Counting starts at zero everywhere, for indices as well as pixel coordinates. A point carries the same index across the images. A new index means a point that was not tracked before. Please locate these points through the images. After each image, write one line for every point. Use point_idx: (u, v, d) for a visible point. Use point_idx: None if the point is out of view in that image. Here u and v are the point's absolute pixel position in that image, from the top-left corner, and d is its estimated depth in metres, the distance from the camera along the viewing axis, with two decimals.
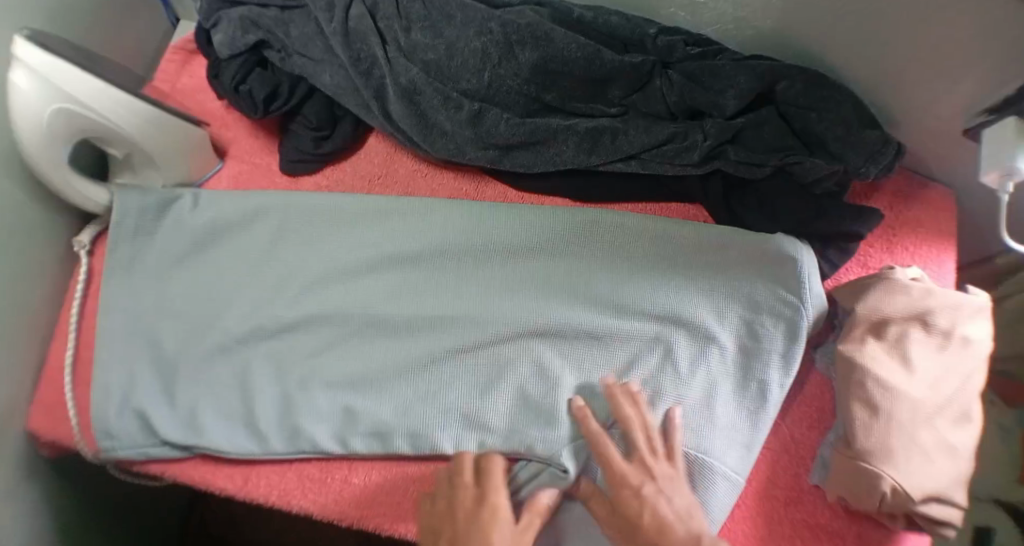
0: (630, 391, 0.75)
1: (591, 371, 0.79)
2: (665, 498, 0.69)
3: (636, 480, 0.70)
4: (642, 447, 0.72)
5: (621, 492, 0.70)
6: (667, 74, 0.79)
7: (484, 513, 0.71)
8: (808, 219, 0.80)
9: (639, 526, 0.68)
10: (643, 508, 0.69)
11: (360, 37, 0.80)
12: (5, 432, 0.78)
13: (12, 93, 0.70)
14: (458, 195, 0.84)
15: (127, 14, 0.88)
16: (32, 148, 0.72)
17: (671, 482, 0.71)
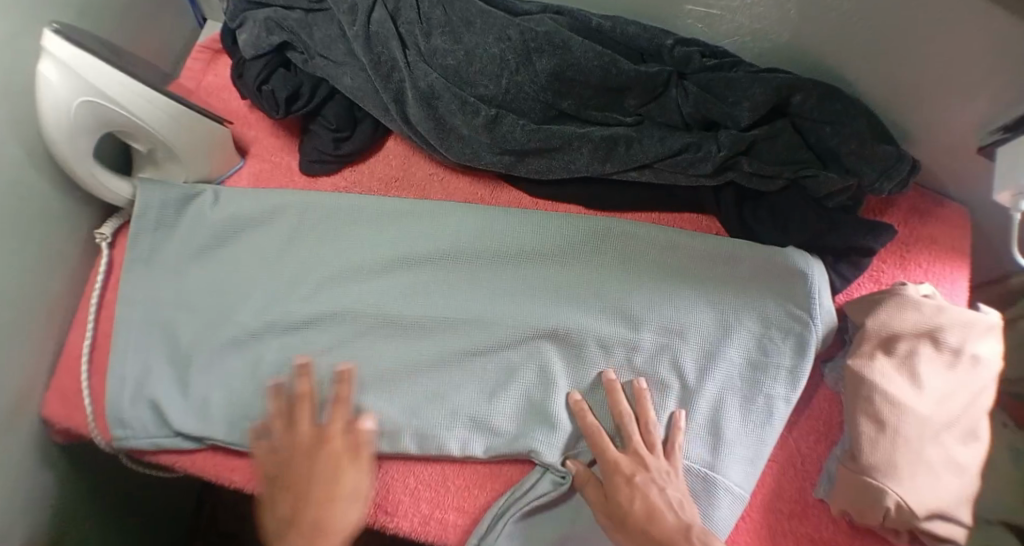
0: (637, 387, 0.79)
1: (586, 370, 0.81)
2: (656, 487, 0.73)
3: (629, 469, 0.74)
4: (635, 439, 0.76)
5: (614, 479, 0.74)
6: (683, 85, 0.80)
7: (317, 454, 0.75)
8: (821, 232, 0.82)
9: (630, 510, 0.72)
10: (634, 495, 0.73)
11: (381, 40, 0.78)
12: (21, 416, 0.80)
13: (42, 84, 0.71)
14: (473, 199, 0.85)
15: (154, 13, 0.89)
16: (59, 140, 0.73)
17: (664, 475, 0.75)
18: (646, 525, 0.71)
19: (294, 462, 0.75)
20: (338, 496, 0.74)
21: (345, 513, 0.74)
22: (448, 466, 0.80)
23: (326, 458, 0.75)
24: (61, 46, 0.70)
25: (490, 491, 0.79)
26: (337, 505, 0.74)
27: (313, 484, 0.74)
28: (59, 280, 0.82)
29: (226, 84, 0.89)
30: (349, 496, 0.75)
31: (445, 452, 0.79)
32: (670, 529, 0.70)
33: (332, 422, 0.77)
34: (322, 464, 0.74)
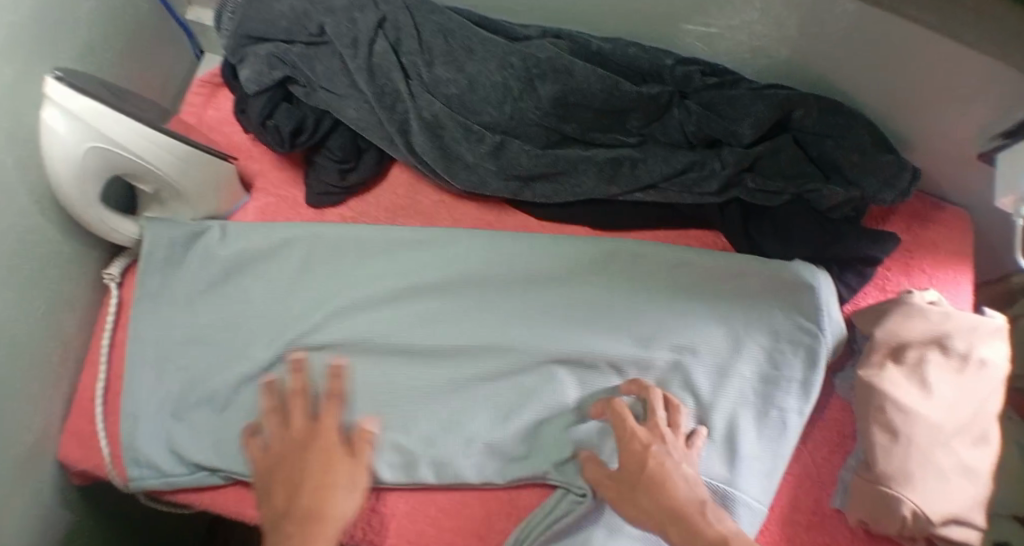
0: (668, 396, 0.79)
1: (594, 387, 0.81)
2: (670, 459, 0.73)
3: (647, 438, 0.74)
4: (658, 412, 0.76)
5: (631, 444, 0.73)
6: (685, 104, 0.81)
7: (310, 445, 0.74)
8: (827, 244, 0.83)
9: (643, 475, 0.71)
10: (650, 462, 0.72)
11: (384, 72, 0.78)
12: (36, 459, 0.79)
13: (47, 133, 0.70)
14: (481, 224, 0.86)
15: (153, 50, 0.89)
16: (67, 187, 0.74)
17: (677, 449, 0.75)
18: (658, 493, 0.70)
19: (290, 455, 0.74)
20: (331, 483, 0.72)
21: (338, 498, 0.72)
22: (468, 493, 0.80)
23: (321, 446, 0.74)
24: (62, 94, 0.69)
25: (510, 518, 0.79)
26: (327, 491, 0.72)
27: (306, 472, 0.72)
28: (69, 322, 0.82)
29: (229, 118, 0.89)
30: (338, 482, 0.73)
31: (466, 480, 0.79)
32: (683, 495, 0.69)
33: (298, 410, 0.76)
34: (312, 455, 0.73)
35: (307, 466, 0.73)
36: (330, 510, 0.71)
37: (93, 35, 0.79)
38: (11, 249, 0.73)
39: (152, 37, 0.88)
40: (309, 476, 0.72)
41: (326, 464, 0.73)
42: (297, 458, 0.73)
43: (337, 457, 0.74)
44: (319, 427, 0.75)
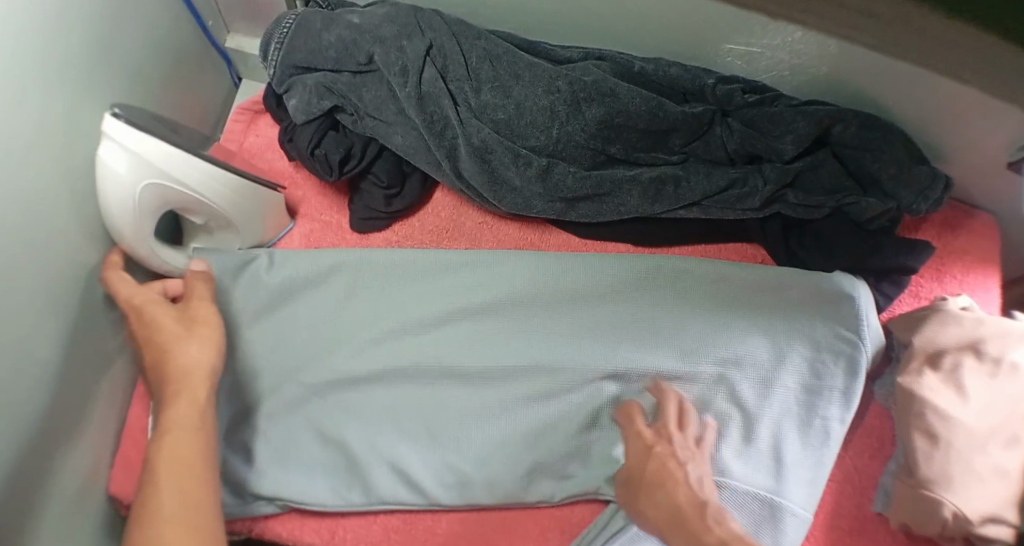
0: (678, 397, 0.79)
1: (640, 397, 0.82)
2: (676, 459, 0.74)
3: (652, 440, 0.76)
4: (667, 416, 0.77)
5: (640, 446, 0.76)
6: (726, 122, 0.82)
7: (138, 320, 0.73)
8: (865, 256, 0.84)
9: (646, 477, 0.73)
10: (654, 462, 0.74)
11: (433, 99, 0.78)
12: (90, 494, 0.79)
13: (106, 171, 0.70)
14: (525, 245, 0.87)
15: (195, 79, 0.89)
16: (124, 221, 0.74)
17: (684, 450, 0.75)
18: (657, 492, 0.71)
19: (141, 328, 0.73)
20: (191, 328, 0.73)
21: (194, 348, 0.72)
22: (522, 512, 0.81)
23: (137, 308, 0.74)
24: (128, 134, 0.70)
25: (564, 535, 0.80)
26: (172, 341, 0.72)
27: (147, 340, 0.72)
28: (119, 355, 0.82)
29: (271, 145, 0.89)
30: (183, 331, 0.73)
31: (522, 499, 0.80)
32: (682, 495, 0.70)
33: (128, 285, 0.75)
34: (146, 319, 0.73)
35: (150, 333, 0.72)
36: (172, 365, 0.71)
37: (137, 67, 0.78)
38: (63, 288, 0.73)
39: (191, 66, 0.88)
40: (156, 342, 0.72)
41: (183, 328, 0.73)
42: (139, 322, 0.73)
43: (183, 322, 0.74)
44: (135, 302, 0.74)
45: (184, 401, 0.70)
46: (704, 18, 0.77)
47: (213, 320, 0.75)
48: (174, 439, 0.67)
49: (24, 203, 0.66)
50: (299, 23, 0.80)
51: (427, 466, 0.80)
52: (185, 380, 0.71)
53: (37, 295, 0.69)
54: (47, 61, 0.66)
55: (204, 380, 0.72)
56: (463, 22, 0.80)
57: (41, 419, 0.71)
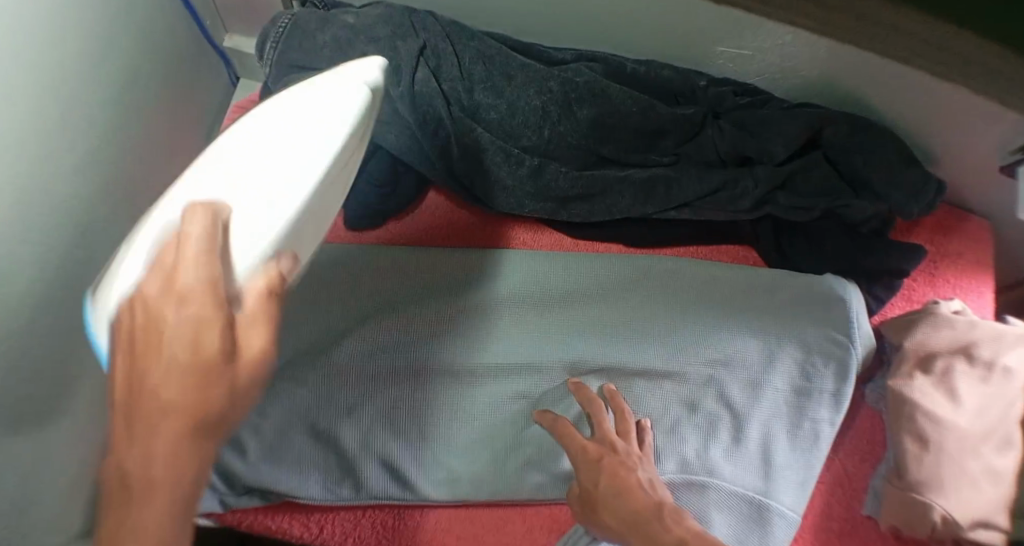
0: (611, 390, 0.80)
1: (630, 393, 0.83)
2: (625, 467, 0.72)
3: (596, 453, 0.73)
4: (605, 427, 0.75)
5: (586, 464, 0.73)
6: (718, 124, 0.82)
7: (171, 316, 0.48)
8: (857, 258, 0.85)
9: (596, 491, 0.70)
10: (602, 473, 0.71)
11: (427, 99, 0.79)
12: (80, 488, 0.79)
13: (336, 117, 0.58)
14: (517, 244, 0.88)
15: (193, 77, 0.90)
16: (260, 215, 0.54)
17: (630, 456, 0.74)
18: (616, 500, 0.68)
19: (170, 326, 0.48)
20: (209, 372, 0.49)
21: (209, 395, 0.49)
22: (511, 510, 0.81)
23: (174, 300, 0.49)
24: (343, 105, 0.59)
25: (552, 533, 0.80)
26: (191, 385, 0.49)
27: (157, 360, 0.48)
28: None
29: None
30: (197, 371, 0.49)
31: (512, 495, 0.80)
32: (641, 499, 0.67)
33: (188, 263, 0.49)
34: (178, 331, 0.48)
35: (177, 355, 0.48)
36: (177, 412, 0.49)
37: (131, 64, 0.78)
38: None
39: (187, 64, 0.89)
40: (180, 366, 0.48)
41: (198, 365, 0.49)
42: (165, 330, 0.48)
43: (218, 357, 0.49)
44: (181, 282, 0.49)
45: (166, 458, 0.49)
46: (691, 21, 0.78)
47: (264, 366, 0.52)
48: (144, 503, 0.48)
49: (26, 198, 0.66)
50: (294, 24, 0.80)
51: (419, 464, 0.81)
52: (180, 436, 0.49)
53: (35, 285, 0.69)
54: (44, 57, 0.66)
55: (204, 432, 0.50)
56: (457, 24, 0.81)
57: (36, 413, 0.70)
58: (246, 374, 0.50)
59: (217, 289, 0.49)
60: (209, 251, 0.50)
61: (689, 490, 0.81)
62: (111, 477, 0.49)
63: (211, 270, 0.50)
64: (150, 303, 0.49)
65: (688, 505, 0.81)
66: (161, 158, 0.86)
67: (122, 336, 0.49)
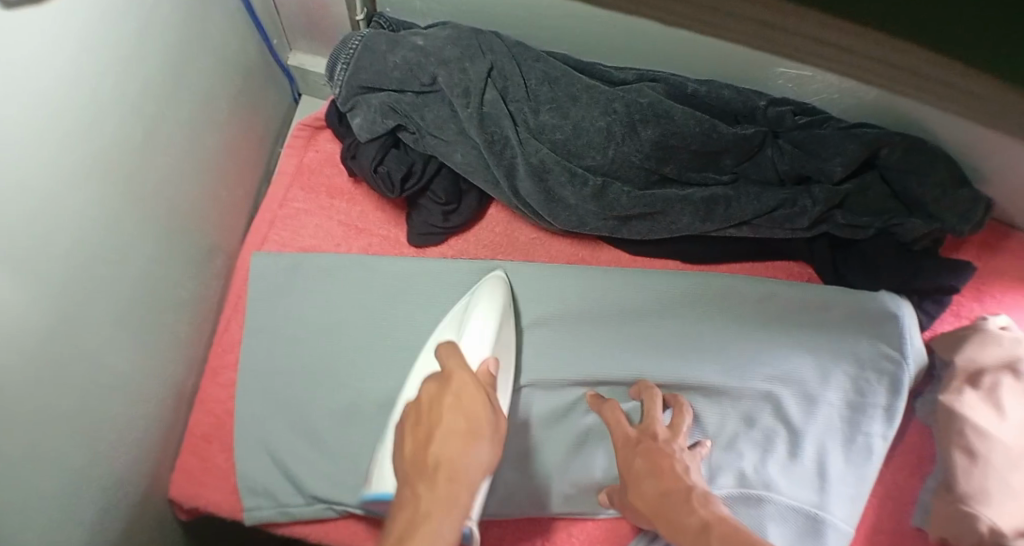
0: (677, 398, 0.82)
1: (696, 402, 0.85)
2: (669, 453, 0.73)
3: (638, 440, 0.76)
4: (656, 419, 0.77)
5: (627, 449, 0.76)
6: (777, 144, 0.84)
7: (447, 397, 0.61)
8: (909, 278, 0.86)
9: (632, 470, 0.73)
10: (642, 455, 0.74)
11: (494, 120, 0.81)
12: (152, 500, 0.80)
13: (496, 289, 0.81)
14: (576, 259, 0.89)
15: (260, 94, 0.91)
16: (475, 344, 0.75)
17: (671, 445, 0.75)
18: (649, 480, 0.71)
19: (438, 402, 0.61)
20: (475, 433, 0.59)
21: (478, 453, 0.59)
22: (573, 525, 0.83)
23: (452, 393, 0.61)
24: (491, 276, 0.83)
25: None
26: (461, 446, 0.59)
27: (443, 427, 0.59)
28: (181, 365, 0.83)
29: (329, 161, 0.92)
30: (467, 433, 0.59)
31: (571, 510, 0.83)
32: (678, 482, 0.69)
33: (447, 361, 0.64)
34: (454, 405, 0.61)
35: (443, 423, 0.59)
36: (437, 450, 0.59)
37: (202, 82, 0.79)
38: (139, 302, 0.74)
39: (254, 82, 0.90)
40: (442, 428, 0.59)
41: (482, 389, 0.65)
42: (436, 410, 0.61)
43: (472, 425, 0.59)
44: (453, 376, 0.62)
45: (437, 505, 0.57)
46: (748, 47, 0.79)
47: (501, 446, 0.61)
48: (426, 528, 0.56)
49: (105, 211, 0.67)
50: (365, 45, 0.82)
51: None
52: (455, 480, 0.58)
53: (113, 303, 0.70)
54: (128, 72, 0.67)
55: (470, 486, 0.58)
56: (522, 44, 0.83)
57: (113, 428, 0.72)
58: (492, 444, 0.60)
59: (472, 376, 0.63)
60: (461, 365, 0.64)
61: (744, 502, 0.83)
62: (401, 513, 0.58)
63: (469, 374, 0.63)
64: (422, 394, 0.63)
65: (745, 518, 0.83)
66: (226, 172, 0.86)
67: (411, 419, 0.62)
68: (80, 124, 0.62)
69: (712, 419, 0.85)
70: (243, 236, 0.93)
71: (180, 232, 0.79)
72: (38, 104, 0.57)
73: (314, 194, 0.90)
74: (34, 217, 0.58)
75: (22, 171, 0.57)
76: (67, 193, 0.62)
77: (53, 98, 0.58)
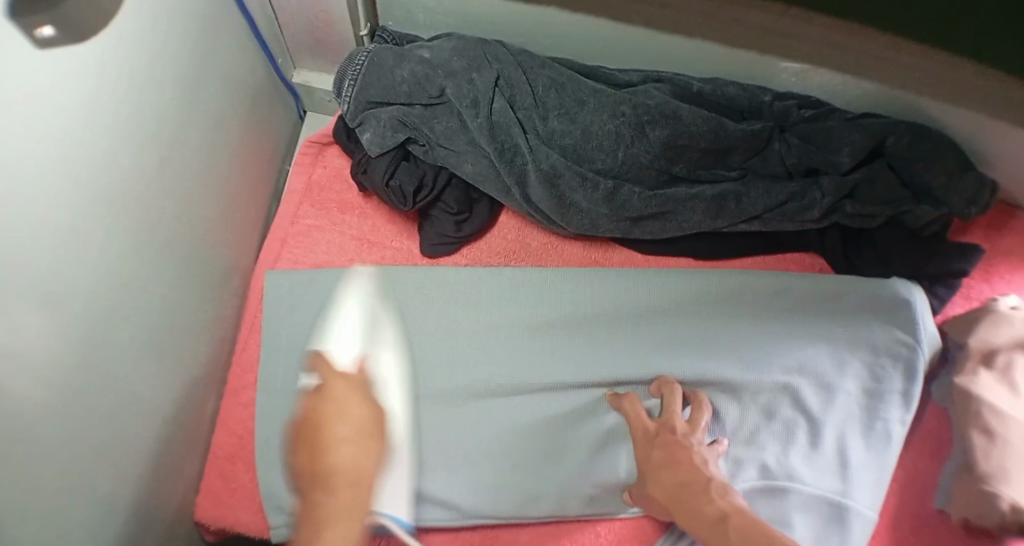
0: (697, 394, 0.82)
1: (715, 398, 0.85)
2: (688, 445, 0.76)
3: (655, 434, 0.77)
4: (675, 413, 0.78)
5: (646, 444, 0.77)
6: (785, 138, 0.85)
7: (333, 404, 0.54)
8: (920, 265, 0.87)
9: (651, 461, 0.75)
10: (660, 448, 0.76)
11: (504, 129, 0.82)
12: (179, 522, 0.80)
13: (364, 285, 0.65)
14: (589, 262, 0.90)
15: (266, 112, 0.92)
16: (342, 338, 0.60)
17: (688, 438, 0.77)
18: (669, 471, 0.73)
19: (313, 412, 0.53)
20: (373, 433, 0.54)
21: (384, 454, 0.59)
22: (600, 525, 0.82)
23: (334, 399, 0.54)
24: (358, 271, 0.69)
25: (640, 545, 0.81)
26: (358, 449, 0.53)
27: (336, 432, 0.53)
28: (203, 386, 0.83)
29: (337, 176, 0.92)
30: (364, 434, 0.54)
31: (598, 510, 0.82)
32: (696, 474, 0.72)
33: (326, 373, 0.55)
34: (348, 411, 0.54)
35: (336, 427, 0.53)
36: (342, 449, 0.53)
37: (213, 104, 0.79)
38: (162, 326, 0.74)
39: (261, 101, 0.90)
40: (335, 434, 0.53)
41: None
42: (325, 421, 0.53)
43: (365, 424, 0.54)
44: (337, 380, 0.55)
45: (345, 503, 0.53)
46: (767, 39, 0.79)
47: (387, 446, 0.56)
48: (335, 528, 0.52)
49: (129, 238, 0.67)
50: (371, 60, 0.82)
51: (503, 483, 0.82)
52: (361, 485, 0.53)
53: (139, 328, 0.70)
54: (148, 99, 0.68)
55: (368, 488, 0.54)
56: (527, 52, 0.83)
57: (141, 452, 0.72)
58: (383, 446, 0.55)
59: (350, 375, 0.56)
60: (343, 375, 0.56)
61: (769, 495, 0.83)
62: (307, 526, 0.53)
63: (344, 376, 0.56)
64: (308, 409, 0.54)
65: (769, 511, 0.83)
66: (237, 192, 0.87)
67: (292, 445, 0.54)
68: (104, 154, 0.63)
69: (732, 415, 0.85)
70: (256, 256, 0.94)
71: (197, 254, 0.79)
72: (67, 138, 0.58)
73: (324, 210, 0.91)
74: (64, 246, 0.59)
75: (51, 207, 0.57)
76: (89, 227, 0.62)
77: (79, 131, 0.59)
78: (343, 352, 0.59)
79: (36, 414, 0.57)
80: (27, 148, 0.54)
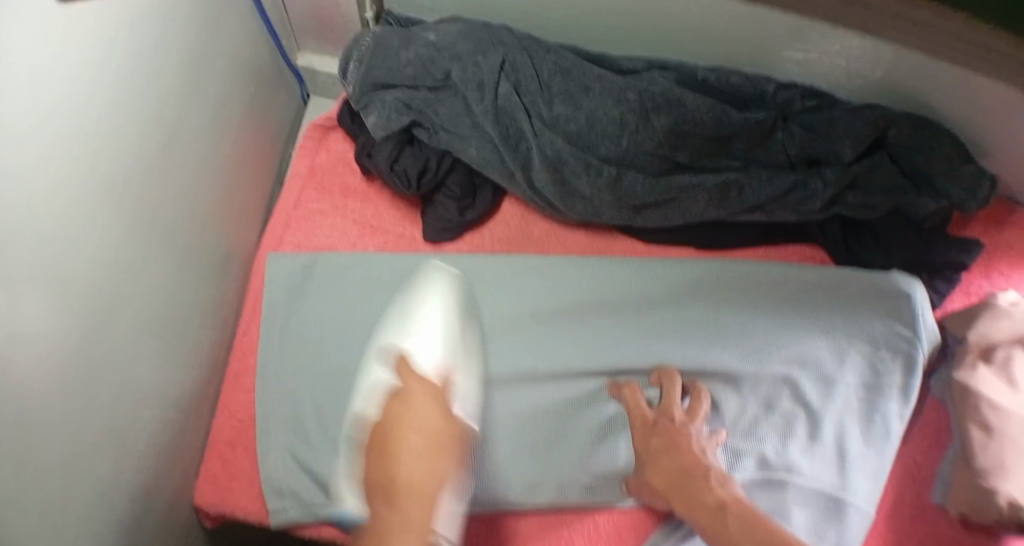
0: (696, 385, 0.82)
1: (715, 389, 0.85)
2: (688, 432, 0.76)
3: (653, 422, 0.78)
4: (673, 402, 0.79)
5: (644, 433, 0.77)
6: (788, 127, 0.84)
7: (401, 407, 0.61)
8: (921, 256, 0.87)
9: (651, 450, 0.75)
10: (659, 436, 0.76)
11: (509, 113, 0.83)
12: (175, 506, 0.79)
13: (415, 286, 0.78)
14: (591, 251, 0.90)
15: (270, 96, 0.92)
16: (421, 346, 0.71)
17: (688, 427, 0.77)
18: (669, 458, 0.73)
19: (399, 412, 0.61)
20: (442, 443, 0.60)
21: (442, 468, 0.59)
22: (599, 515, 0.81)
23: (407, 399, 0.62)
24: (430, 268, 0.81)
25: (639, 535, 0.81)
26: (430, 457, 0.59)
27: (407, 438, 0.59)
28: (202, 368, 0.83)
29: (341, 162, 0.92)
30: (436, 441, 0.60)
31: (597, 500, 0.81)
32: (696, 461, 0.72)
33: (407, 378, 0.64)
34: (417, 420, 0.60)
35: (404, 431, 0.60)
36: (414, 456, 0.58)
37: (219, 83, 0.79)
38: (165, 304, 0.74)
39: (265, 83, 0.90)
40: (406, 437, 0.59)
41: (436, 443, 0.60)
42: (396, 422, 0.60)
43: (436, 435, 0.60)
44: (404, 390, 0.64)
45: (419, 508, 0.57)
46: (775, 17, 0.78)
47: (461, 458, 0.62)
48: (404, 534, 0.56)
49: (138, 209, 0.68)
50: (378, 44, 0.84)
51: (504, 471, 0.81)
52: (427, 499, 0.57)
53: (142, 303, 0.70)
54: (160, 70, 0.68)
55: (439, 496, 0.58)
56: (533, 38, 0.85)
57: (141, 430, 0.71)
58: (452, 461, 0.60)
59: (427, 385, 0.64)
60: (416, 376, 0.65)
61: (768, 487, 0.82)
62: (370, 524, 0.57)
63: (416, 379, 0.64)
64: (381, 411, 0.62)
65: (767, 503, 0.81)
66: (240, 174, 0.86)
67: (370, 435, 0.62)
68: (114, 121, 0.63)
69: (732, 406, 0.84)
70: (257, 240, 0.93)
71: (200, 233, 0.79)
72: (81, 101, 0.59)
73: (327, 195, 0.90)
74: (75, 211, 0.60)
75: (62, 171, 0.58)
76: (99, 198, 0.62)
77: (90, 95, 0.60)
78: (429, 360, 0.69)
79: (41, 383, 0.57)
80: (44, 107, 0.55)
